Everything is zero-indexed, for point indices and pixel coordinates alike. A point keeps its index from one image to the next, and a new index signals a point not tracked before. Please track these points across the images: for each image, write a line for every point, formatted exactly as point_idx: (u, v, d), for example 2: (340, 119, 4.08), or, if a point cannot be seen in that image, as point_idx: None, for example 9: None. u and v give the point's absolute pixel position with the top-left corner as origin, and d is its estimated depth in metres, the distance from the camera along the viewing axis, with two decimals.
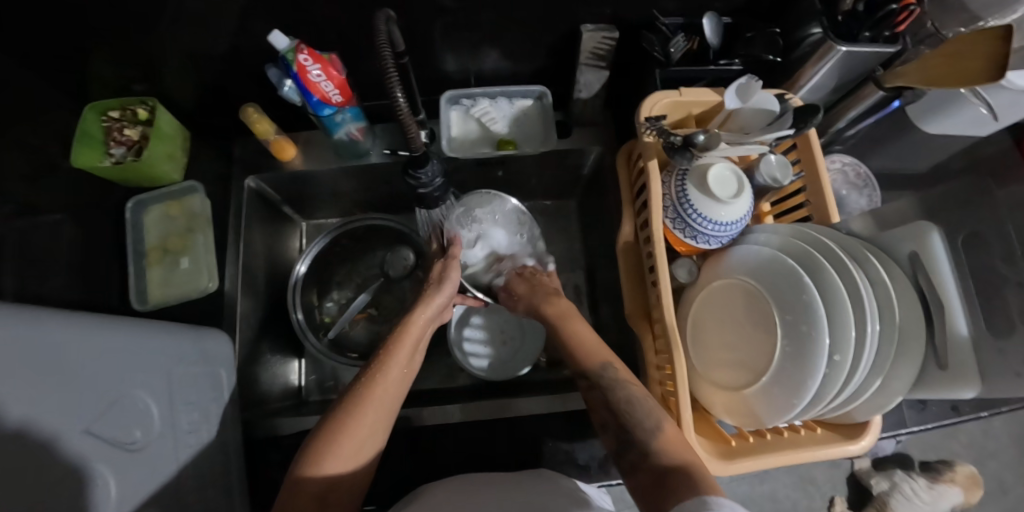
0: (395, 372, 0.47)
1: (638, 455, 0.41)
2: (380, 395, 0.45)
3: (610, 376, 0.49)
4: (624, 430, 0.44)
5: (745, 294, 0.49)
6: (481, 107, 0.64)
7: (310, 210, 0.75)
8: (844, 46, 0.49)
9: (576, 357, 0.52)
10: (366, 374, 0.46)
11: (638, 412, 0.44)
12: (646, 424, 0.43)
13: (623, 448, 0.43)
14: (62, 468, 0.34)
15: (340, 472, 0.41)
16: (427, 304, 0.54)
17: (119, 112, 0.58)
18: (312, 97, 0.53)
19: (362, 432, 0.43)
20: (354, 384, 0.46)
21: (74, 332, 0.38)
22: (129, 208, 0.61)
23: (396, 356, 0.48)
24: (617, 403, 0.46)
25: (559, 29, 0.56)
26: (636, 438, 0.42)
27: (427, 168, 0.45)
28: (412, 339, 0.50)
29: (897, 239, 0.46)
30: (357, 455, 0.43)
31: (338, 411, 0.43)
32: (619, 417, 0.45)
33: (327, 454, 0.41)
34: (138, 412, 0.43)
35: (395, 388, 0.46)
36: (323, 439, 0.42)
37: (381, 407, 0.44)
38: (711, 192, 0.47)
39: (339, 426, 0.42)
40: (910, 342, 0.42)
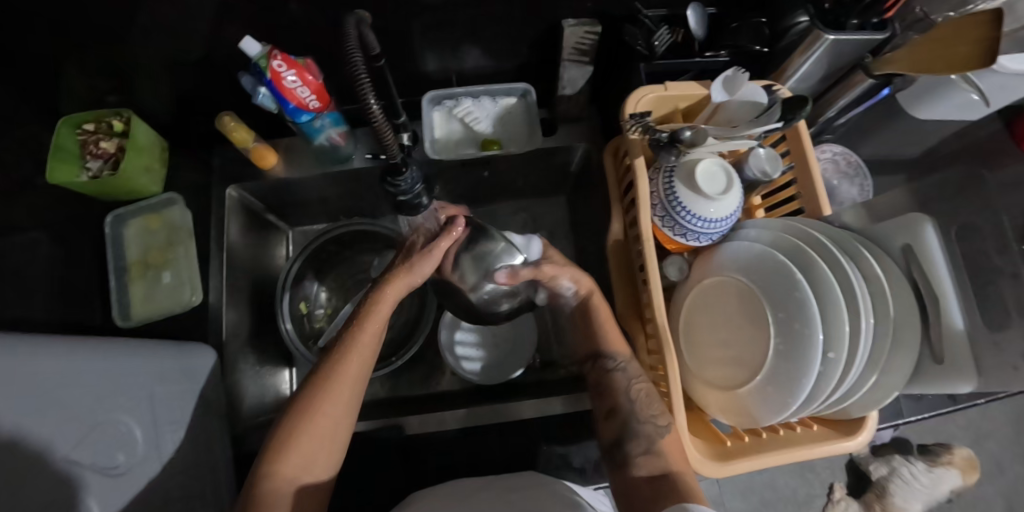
0: (358, 355, 0.44)
1: (638, 448, 0.46)
2: (341, 381, 0.43)
3: (634, 366, 0.50)
4: (631, 420, 0.47)
5: (738, 292, 0.48)
6: (464, 107, 0.62)
7: (295, 216, 0.73)
8: (831, 35, 0.48)
9: (603, 343, 0.52)
10: (325, 365, 0.44)
11: (652, 408, 0.47)
12: (654, 422, 0.46)
13: (623, 440, 0.47)
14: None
15: (302, 462, 0.41)
16: (390, 283, 0.46)
17: (94, 124, 0.56)
18: (288, 104, 0.51)
19: (323, 426, 0.42)
20: (317, 369, 0.44)
21: (22, 366, 0.37)
22: (108, 223, 0.59)
23: (359, 342, 0.44)
24: (634, 393, 0.48)
25: (540, 23, 0.55)
26: (642, 431, 0.46)
27: (407, 174, 0.44)
28: (376, 320, 0.45)
29: (891, 232, 0.45)
30: (320, 445, 0.42)
31: (302, 397, 0.42)
32: (630, 409, 0.48)
33: (288, 450, 0.41)
34: (119, 435, 0.43)
35: (355, 374, 0.44)
36: (286, 430, 0.41)
37: (340, 398, 0.43)
38: (699, 188, 0.46)
39: (299, 421, 0.41)
40: (906, 338, 0.41)
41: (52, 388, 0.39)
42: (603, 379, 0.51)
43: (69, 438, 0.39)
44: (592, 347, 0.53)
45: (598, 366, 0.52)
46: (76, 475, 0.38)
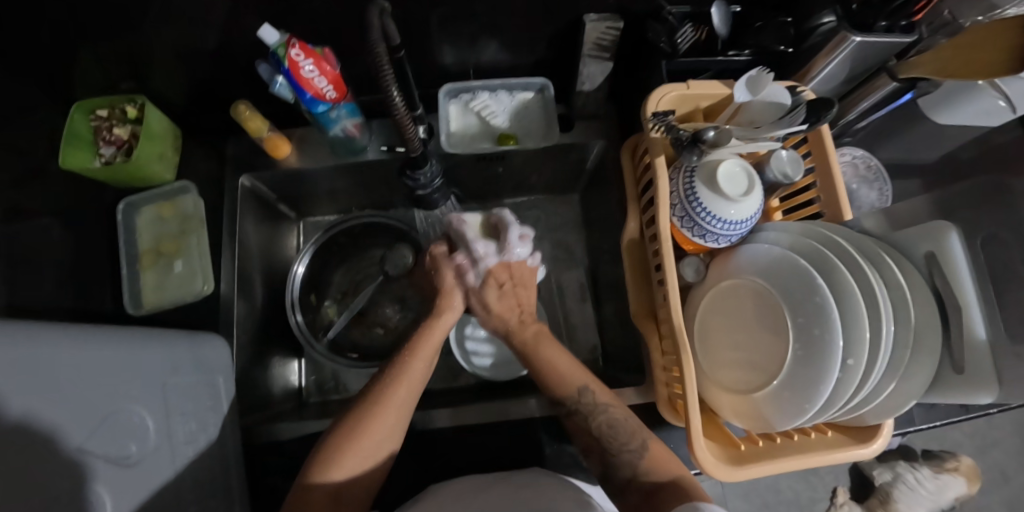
0: (411, 379, 0.48)
1: (626, 475, 0.45)
2: (392, 402, 0.46)
3: (590, 400, 0.49)
4: (608, 452, 0.47)
5: (754, 294, 0.48)
6: (480, 101, 0.62)
7: (307, 206, 0.73)
8: (858, 36, 0.48)
9: (553, 389, 0.51)
10: (382, 381, 0.47)
11: (622, 437, 0.46)
12: (631, 448, 0.46)
13: (609, 472, 0.47)
14: (54, 489, 0.33)
15: (348, 477, 0.43)
16: (445, 311, 0.54)
17: (107, 110, 0.56)
18: (305, 94, 0.51)
19: (378, 436, 0.45)
20: (372, 385, 0.48)
21: (40, 349, 0.35)
22: (121, 210, 0.59)
23: (410, 369, 0.48)
24: (597, 428, 0.48)
25: (561, 18, 0.54)
26: (623, 462, 0.45)
27: (426, 168, 0.44)
28: (430, 348, 0.51)
29: (914, 239, 0.44)
30: (364, 461, 0.44)
31: (353, 415, 0.45)
32: (602, 444, 0.47)
33: (339, 458, 0.43)
34: (133, 424, 0.42)
35: (407, 395, 0.47)
36: (336, 441, 0.44)
37: (393, 414, 0.46)
38: (721, 189, 0.45)
39: (354, 430, 0.44)
40: (926, 346, 0.41)
41: (70, 374, 0.37)
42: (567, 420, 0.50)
43: (86, 425, 0.37)
44: (545, 393, 0.52)
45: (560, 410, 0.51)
46: (95, 465, 0.37)
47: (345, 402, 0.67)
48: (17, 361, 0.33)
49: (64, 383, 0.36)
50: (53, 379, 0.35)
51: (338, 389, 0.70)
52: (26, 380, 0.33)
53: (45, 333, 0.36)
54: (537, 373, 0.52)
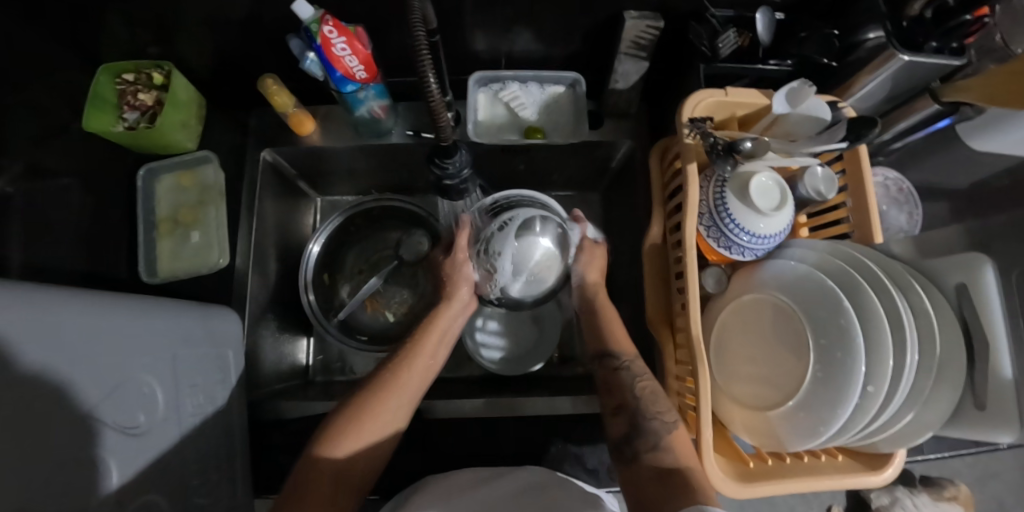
0: (418, 369, 0.49)
1: (647, 445, 0.44)
2: (400, 387, 0.47)
3: (638, 365, 0.51)
4: (638, 416, 0.46)
5: (776, 311, 0.47)
6: (510, 92, 0.60)
7: (326, 185, 0.71)
8: (907, 55, 0.46)
9: (609, 341, 0.54)
10: (387, 370, 0.48)
11: (659, 405, 0.47)
12: (663, 418, 0.46)
13: (631, 435, 0.46)
14: (59, 459, 0.33)
15: (353, 460, 0.43)
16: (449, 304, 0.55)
17: (133, 75, 0.55)
18: (335, 72, 0.50)
19: (381, 422, 0.45)
20: (381, 369, 0.49)
21: (57, 312, 0.35)
22: (141, 176, 0.58)
23: (419, 352, 0.50)
24: (641, 390, 0.49)
25: (599, 13, 0.53)
26: (649, 428, 0.45)
27: (457, 157, 0.43)
28: (437, 339, 0.52)
29: (945, 270, 0.43)
30: (371, 447, 0.44)
31: (358, 399, 0.45)
32: (638, 404, 0.48)
33: (341, 437, 0.43)
34: (142, 395, 0.42)
35: (410, 386, 0.48)
36: (343, 421, 0.44)
37: (401, 399, 0.46)
38: (752, 201, 0.44)
39: (360, 414, 0.44)
40: (948, 384, 0.40)
41: (84, 339, 0.37)
42: (609, 376, 0.51)
43: (96, 392, 0.37)
44: (596, 348, 0.55)
45: (599, 364, 0.53)
46: (102, 433, 0.37)
47: (351, 384, 0.67)
48: (34, 323, 0.33)
49: (77, 350, 0.36)
50: (68, 343, 0.35)
51: (343, 371, 0.70)
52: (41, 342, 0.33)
53: (63, 296, 0.36)
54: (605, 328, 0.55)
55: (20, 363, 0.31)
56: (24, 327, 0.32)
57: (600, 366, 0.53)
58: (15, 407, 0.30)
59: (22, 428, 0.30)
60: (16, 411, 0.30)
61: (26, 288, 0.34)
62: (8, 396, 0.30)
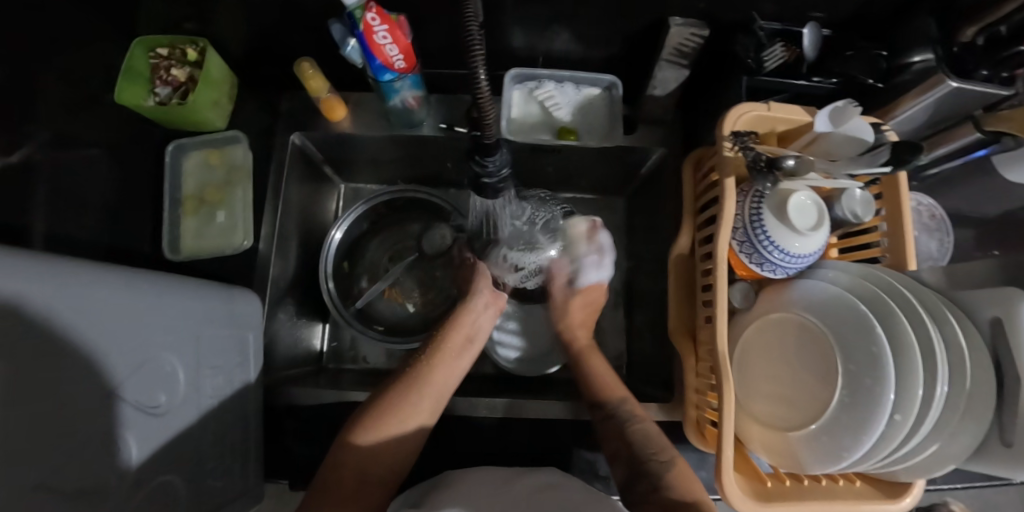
0: (448, 368, 0.50)
1: (647, 487, 0.43)
2: (430, 385, 0.48)
3: (627, 409, 0.50)
4: (636, 459, 0.46)
5: (804, 331, 0.47)
6: (546, 91, 0.60)
7: (351, 172, 0.71)
8: (956, 82, 0.45)
9: (596, 389, 0.53)
10: (417, 367, 0.49)
11: (652, 446, 0.46)
12: (659, 459, 0.45)
13: (633, 479, 0.45)
14: (82, 435, 0.33)
15: (377, 451, 0.43)
16: (476, 302, 0.56)
17: (167, 50, 0.55)
18: (374, 60, 0.49)
19: (412, 418, 0.46)
20: (411, 367, 0.50)
21: (89, 288, 0.34)
22: (169, 151, 0.59)
23: (442, 352, 0.51)
24: (631, 434, 0.48)
25: (643, 17, 0.52)
26: (649, 470, 0.45)
27: (497, 156, 0.42)
28: (460, 341, 0.53)
29: (982, 302, 0.41)
30: (398, 442, 0.45)
31: (388, 394, 0.46)
32: (631, 450, 0.47)
33: (372, 430, 0.44)
34: (164, 374, 0.41)
35: (441, 385, 0.48)
36: (373, 413, 0.45)
37: (430, 397, 0.47)
38: (789, 219, 0.44)
39: (389, 408, 0.45)
40: (973, 419, 0.39)
41: (113, 316, 0.36)
42: (601, 426, 0.51)
43: (121, 370, 0.37)
44: (586, 395, 0.54)
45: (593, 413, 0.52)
46: (124, 412, 0.37)
47: (363, 373, 0.67)
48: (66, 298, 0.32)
49: (106, 327, 0.35)
50: (98, 320, 0.35)
51: (355, 359, 0.69)
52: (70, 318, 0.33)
53: (94, 271, 0.36)
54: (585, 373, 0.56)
55: (49, 340, 0.30)
56: (56, 303, 0.31)
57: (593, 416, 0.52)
58: (43, 384, 0.30)
59: (48, 405, 0.30)
60: (43, 388, 0.30)
61: (60, 262, 0.33)
62: (37, 372, 0.29)
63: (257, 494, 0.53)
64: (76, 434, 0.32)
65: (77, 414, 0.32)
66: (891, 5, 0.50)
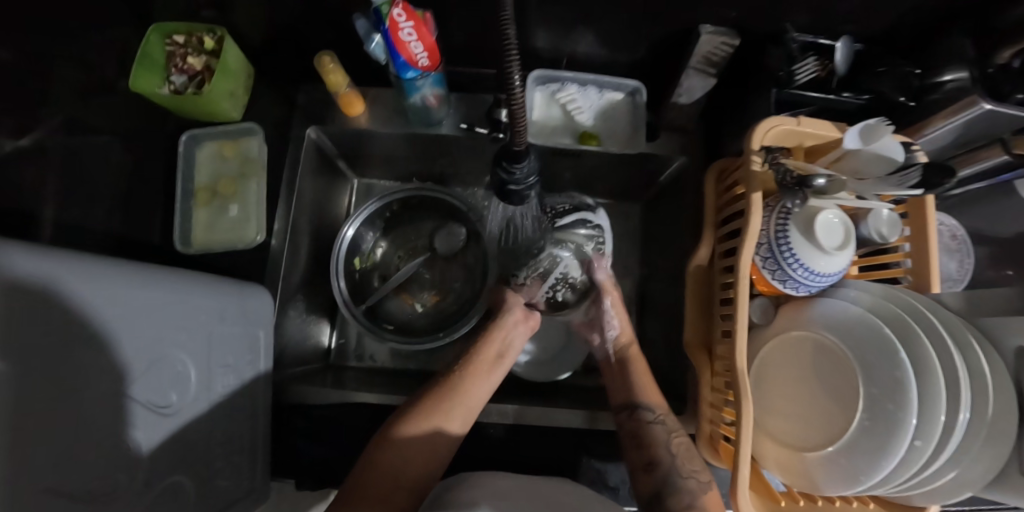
0: (477, 385, 0.50)
1: (680, 503, 0.43)
2: (460, 400, 0.48)
3: (670, 421, 0.51)
4: (672, 473, 0.45)
5: (825, 352, 0.46)
6: (568, 93, 0.59)
7: (365, 167, 0.70)
8: (989, 104, 0.44)
9: (642, 395, 0.53)
10: (447, 382, 0.50)
11: (694, 463, 0.46)
12: (699, 478, 0.45)
13: (664, 493, 0.44)
14: (95, 435, 0.32)
15: (410, 458, 0.44)
16: (506, 321, 0.57)
17: (184, 37, 0.54)
18: (398, 58, 0.47)
19: (442, 431, 0.46)
20: (441, 381, 0.50)
21: (105, 284, 0.34)
22: (183, 141, 0.57)
23: (476, 366, 0.52)
24: (675, 446, 0.48)
25: (672, 23, 0.51)
26: (683, 487, 0.44)
27: (525, 163, 0.41)
28: (495, 355, 0.54)
29: (1007, 330, 0.41)
30: (429, 451, 0.45)
31: (420, 404, 0.47)
32: (672, 462, 0.47)
33: (403, 435, 0.44)
34: (175, 373, 0.40)
35: (471, 401, 0.49)
36: (406, 420, 0.46)
37: (460, 411, 0.48)
38: (817, 239, 0.43)
39: (421, 416, 0.46)
40: (995, 448, 0.39)
41: (128, 312, 0.35)
42: (641, 430, 0.50)
43: (134, 367, 0.36)
44: (628, 397, 0.53)
45: (625, 415, 0.52)
46: (135, 412, 0.36)
47: (369, 372, 0.66)
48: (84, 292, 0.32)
49: (121, 323, 0.35)
50: (114, 317, 0.34)
51: (358, 356, 0.69)
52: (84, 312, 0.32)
53: (108, 265, 0.35)
54: (633, 379, 0.54)
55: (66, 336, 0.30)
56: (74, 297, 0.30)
57: (629, 418, 0.52)
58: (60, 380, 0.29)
59: (66, 402, 0.29)
60: (61, 385, 0.29)
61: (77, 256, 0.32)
62: (54, 368, 0.29)
63: (263, 493, 0.52)
64: (89, 433, 0.31)
65: (92, 412, 0.32)
66: (926, 22, 0.49)
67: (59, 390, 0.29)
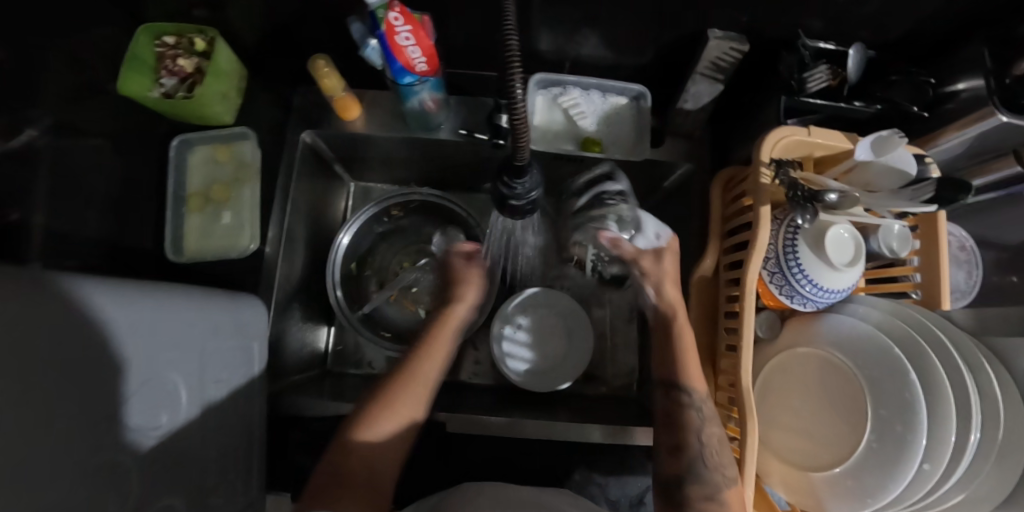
0: (429, 372, 0.47)
1: (701, 493, 0.42)
2: (415, 386, 0.46)
3: (708, 404, 0.46)
4: (698, 464, 0.43)
5: (831, 369, 0.45)
6: (571, 98, 0.58)
7: (362, 170, 0.68)
8: (1006, 116, 0.42)
9: (681, 374, 0.47)
10: (403, 367, 0.47)
11: (723, 456, 0.43)
12: (725, 472, 0.42)
13: (684, 481, 0.43)
14: (80, 468, 0.31)
15: (373, 452, 0.42)
16: (462, 300, 0.54)
17: (174, 38, 0.52)
18: (395, 63, 0.45)
19: (399, 421, 0.44)
20: (398, 367, 0.48)
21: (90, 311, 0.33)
22: (174, 146, 0.55)
23: (431, 349, 0.49)
24: (706, 436, 0.44)
25: (680, 27, 0.49)
26: (708, 479, 0.42)
27: (527, 178, 0.40)
28: (448, 336, 0.51)
29: (1019, 351, 0.40)
30: (393, 443, 0.43)
31: (380, 393, 0.45)
32: (700, 451, 0.44)
33: (367, 427, 0.43)
34: (165, 393, 0.40)
35: (422, 387, 0.46)
36: (368, 412, 0.44)
37: (415, 398, 0.45)
38: (828, 256, 0.42)
39: (381, 406, 0.44)
40: (1006, 468, 0.38)
41: (118, 336, 0.34)
42: (674, 414, 0.46)
43: (121, 393, 0.35)
44: (665, 374, 0.48)
45: (660, 395, 0.48)
46: (122, 436, 0.35)
47: (366, 379, 0.65)
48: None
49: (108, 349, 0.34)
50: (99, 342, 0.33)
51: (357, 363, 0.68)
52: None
53: (92, 290, 0.34)
54: (676, 355, 0.48)
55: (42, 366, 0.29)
56: (51, 326, 0.30)
57: (665, 397, 0.47)
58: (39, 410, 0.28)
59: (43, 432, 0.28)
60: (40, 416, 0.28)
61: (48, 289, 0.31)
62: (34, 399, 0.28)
63: (259, 506, 0.51)
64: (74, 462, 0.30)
65: (74, 437, 0.31)
66: (941, 29, 0.47)
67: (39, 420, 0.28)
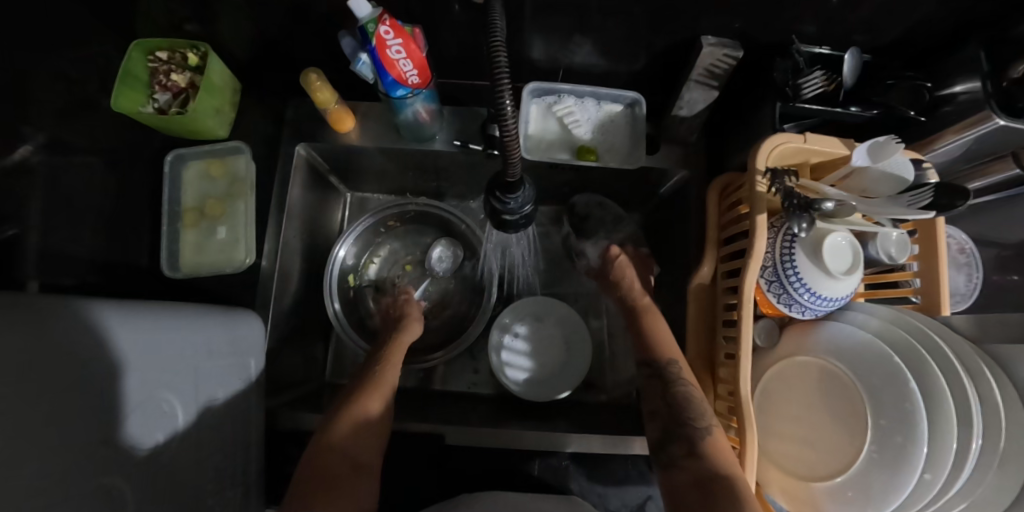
0: (389, 376, 0.54)
1: (681, 449, 0.47)
2: (382, 386, 0.52)
3: (676, 370, 0.52)
4: (672, 424, 0.49)
5: (829, 376, 0.45)
6: (565, 106, 0.57)
7: (357, 182, 0.69)
8: (1004, 120, 0.41)
9: (651, 349, 0.56)
10: (372, 371, 0.54)
11: (694, 411, 0.48)
12: (700, 424, 0.47)
13: (664, 441, 0.50)
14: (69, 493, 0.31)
15: (350, 445, 0.48)
16: (409, 329, 0.60)
17: (167, 53, 0.51)
18: (387, 76, 0.45)
19: (370, 417, 0.50)
20: (367, 372, 0.54)
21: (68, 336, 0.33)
22: (168, 161, 0.55)
23: (393, 355, 0.56)
24: (674, 397, 0.50)
25: (672, 34, 0.49)
26: (684, 434, 0.48)
27: (518, 194, 0.40)
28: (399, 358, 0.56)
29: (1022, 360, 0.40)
30: (367, 436, 0.49)
31: (353, 396, 0.51)
32: (670, 411, 0.51)
33: (341, 424, 0.49)
34: (160, 412, 0.40)
35: (387, 387, 0.53)
36: (347, 409, 0.50)
37: (382, 395, 0.52)
38: (824, 263, 0.42)
39: (354, 403, 0.50)
40: (1006, 477, 0.37)
41: (101, 359, 0.35)
42: (651, 384, 0.54)
43: (108, 415, 0.35)
44: (641, 351, 0.57)
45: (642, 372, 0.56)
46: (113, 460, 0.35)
47: None
48: (31, 351, 0.30)
49: (90, 373, 0.34)
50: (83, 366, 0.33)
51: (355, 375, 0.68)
52: (40, 368, 0.30)
53: (73, 316, 0.34)
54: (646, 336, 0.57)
55: (17, 395, 0.28)
56: (20, 356, 0.29)
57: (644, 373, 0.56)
58: (19, 440, 0.28)
59: (28, 461, 0.28)
60: (23, 445, 0.28)
61: (24, 318, 0.31)
62: (15, 428, 0.28)
63: None
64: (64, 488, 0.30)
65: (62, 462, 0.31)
66: (936, 33, 0.47)
67: (16, 450, 0.27)
